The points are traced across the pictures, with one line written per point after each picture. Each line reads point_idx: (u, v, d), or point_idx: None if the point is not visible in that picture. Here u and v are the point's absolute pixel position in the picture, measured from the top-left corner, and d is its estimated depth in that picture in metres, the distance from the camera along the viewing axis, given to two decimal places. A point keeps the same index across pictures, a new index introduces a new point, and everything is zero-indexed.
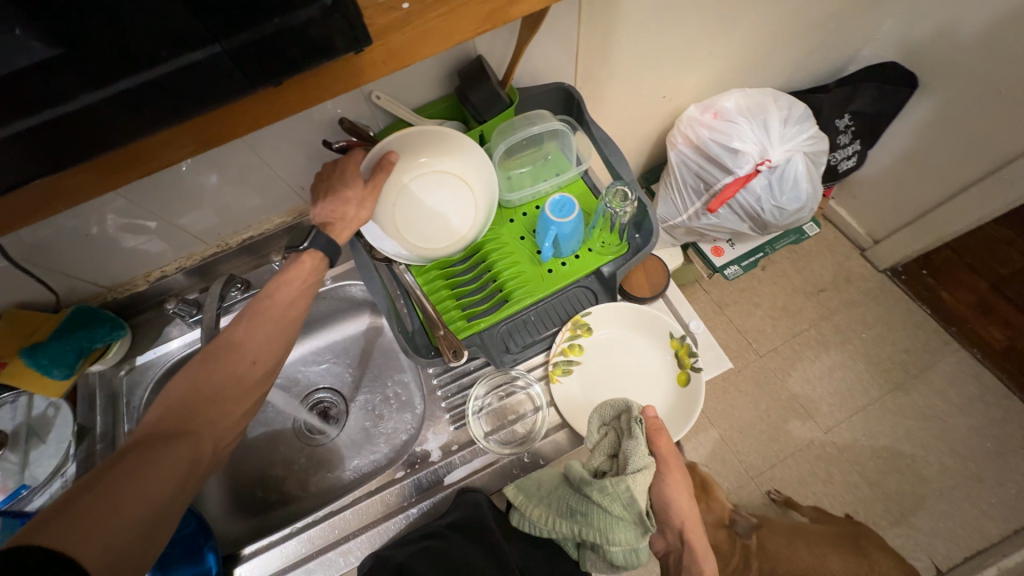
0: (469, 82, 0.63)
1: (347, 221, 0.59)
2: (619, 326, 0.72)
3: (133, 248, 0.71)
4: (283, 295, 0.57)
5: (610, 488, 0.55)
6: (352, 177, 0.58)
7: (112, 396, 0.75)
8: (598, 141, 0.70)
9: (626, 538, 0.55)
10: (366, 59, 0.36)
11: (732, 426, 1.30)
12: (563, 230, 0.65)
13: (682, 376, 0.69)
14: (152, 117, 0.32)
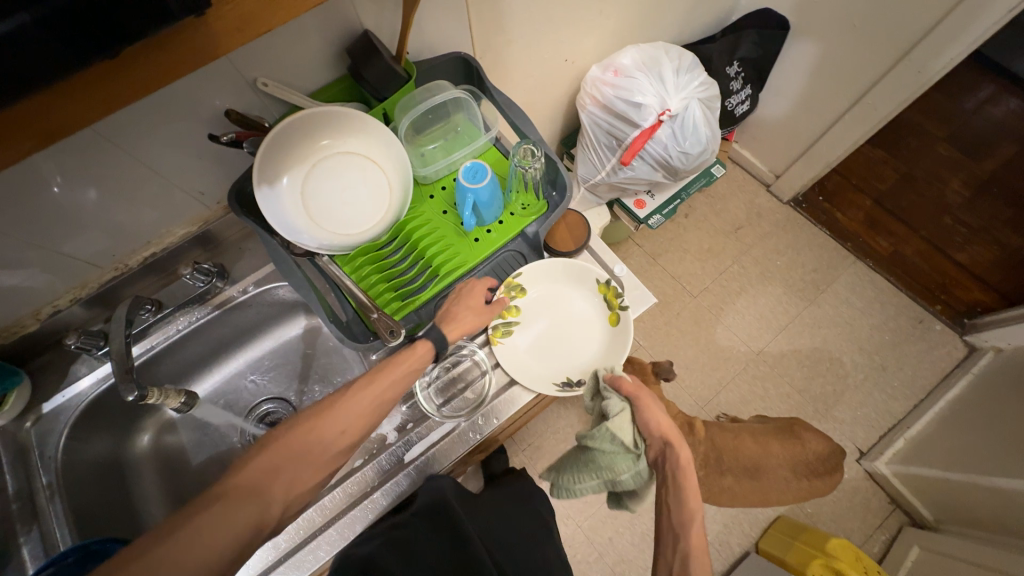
0: (360, 57, 0.61)
1: (456, 323, 0.65)
2: (550, 280, 0.76)
3: (10, 286, 0.63)
4: (395, 374, 0.59)
5: (596, 432, 0.62)
6: (482, 294, 0.68)
7: (20, 452, 0.67)
8: (502, 105, 0.71)
9: (628, 465, 0.61)
10: (216, 28, 0.31)
11: (678, 363, 1.40)
12: (480, 197, 0.66)
13: (614, 317, 0.74)
14: None
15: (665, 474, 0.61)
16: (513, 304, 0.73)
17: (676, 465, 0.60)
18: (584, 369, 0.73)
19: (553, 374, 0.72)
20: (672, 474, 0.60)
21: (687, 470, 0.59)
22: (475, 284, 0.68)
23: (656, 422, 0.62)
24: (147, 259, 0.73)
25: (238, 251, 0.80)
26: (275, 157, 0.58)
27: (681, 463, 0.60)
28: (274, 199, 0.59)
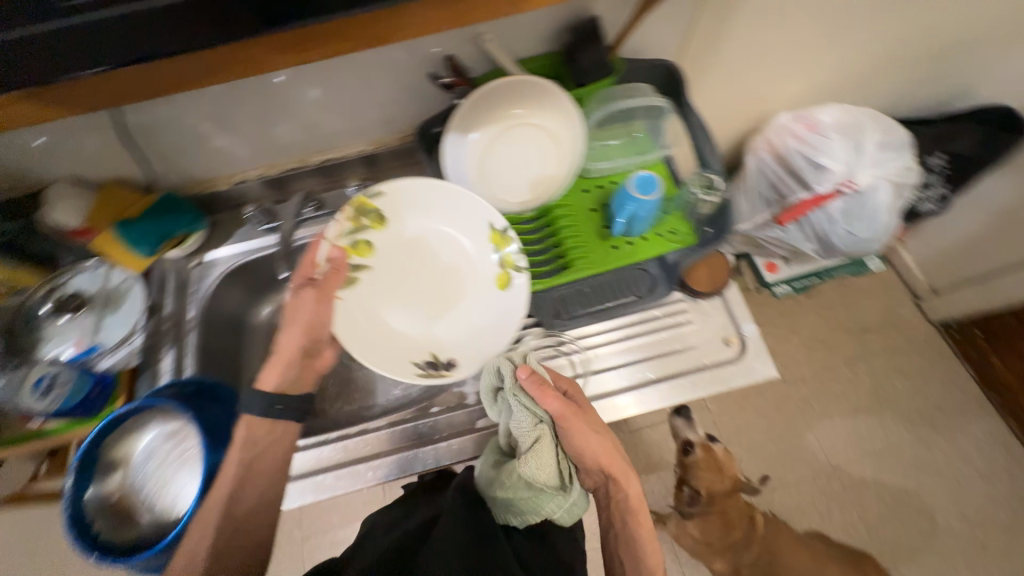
0: (580, 42, 0.63)
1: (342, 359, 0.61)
2: (443, 210, 0.66)
3: (224, 148, 0.74)
4: (267, 454, 0.58)
5: (508, 482, 0.58)
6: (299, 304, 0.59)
7: (182, 282, 0.78)
8: (695, 125, 0.69)
9: (555, 503, 0.58)
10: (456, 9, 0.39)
11: (742, 443, 1.29)
12: (639, 209, 0.63)
13: (501, 278, 0.65)
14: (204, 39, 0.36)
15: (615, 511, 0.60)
16: (364, 236, 0.63)
17: (627, 503, 0.59)
18: (462, 349, 0.65)
19: (413, 348, 0.64)
20: (623, 514, 0.59)
21: (640, 509, 0.59)
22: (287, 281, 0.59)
23: (591, 454, 0.57)
24: (325, 161, 0.81)
25: (395, 180, 0.85)
26: (476, 110, 0.60)
27: (630, 497, 0.59)
28: (457, 147, 0.62)
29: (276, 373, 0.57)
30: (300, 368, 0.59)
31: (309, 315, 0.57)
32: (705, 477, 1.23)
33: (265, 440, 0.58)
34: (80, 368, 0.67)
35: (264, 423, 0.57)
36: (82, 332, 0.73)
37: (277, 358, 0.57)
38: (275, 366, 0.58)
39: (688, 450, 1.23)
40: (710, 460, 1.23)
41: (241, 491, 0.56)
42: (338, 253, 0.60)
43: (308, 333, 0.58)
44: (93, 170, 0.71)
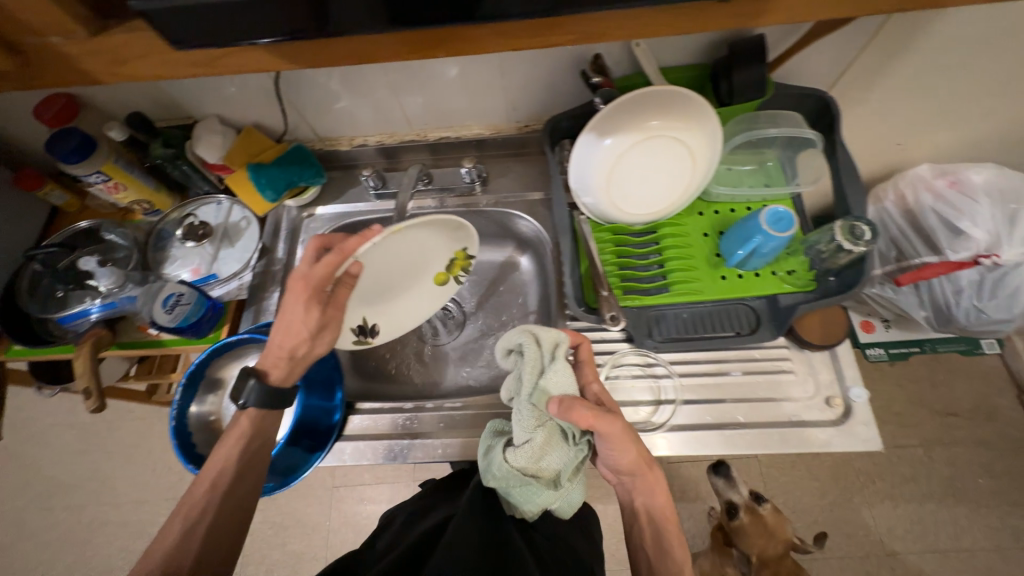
0: (741, 57, 0.58)
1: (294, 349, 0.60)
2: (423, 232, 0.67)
3: (354, 111, 0.77)
4: (247, 424, 0.60)
5: (500, 472, 0.56)
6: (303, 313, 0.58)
7: (293, 230, 0.83)
8: (840, 166, 0.64)
9: (544, 500, 0.57)
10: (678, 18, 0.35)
11: (788, 504, 1.22)
12: (767, 243, 0.60)
13: (440, 277, 0.72)
14: (344, 22, 0.31)
15: (642, 513, 0.57)
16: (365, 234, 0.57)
17: (655, 507, 0.57)
18: (388, 319, 0.71)
19: (350, 316, 0.67)
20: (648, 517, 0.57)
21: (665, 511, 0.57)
22: (294, 281, 0.56)
23: (619, 455, 0.54)
24: (440, 139, 0.83)
25: (503, 168, 0.85)
26: (621, 116, 0.59)
27: (657, 500, 0.57)
28: (591, 149, 0.61)
29: (292, 373, 0.62)
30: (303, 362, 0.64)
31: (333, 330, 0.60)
32: (756, 545, 0.97)
33: (262, 430, 0.61)
34: (201, 292, 0.71)
35: (263, 411, 0.60)
36: (201, 259, 0.77)
37: (292, 361, 0.61)
38: (282, 366, 0.61)
39: (729, 512, 0.98)
40: (759, 527, 0.96)
41: (235, 453, 0.58)
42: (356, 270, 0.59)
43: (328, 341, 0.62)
44: (236, 113, 0.76)
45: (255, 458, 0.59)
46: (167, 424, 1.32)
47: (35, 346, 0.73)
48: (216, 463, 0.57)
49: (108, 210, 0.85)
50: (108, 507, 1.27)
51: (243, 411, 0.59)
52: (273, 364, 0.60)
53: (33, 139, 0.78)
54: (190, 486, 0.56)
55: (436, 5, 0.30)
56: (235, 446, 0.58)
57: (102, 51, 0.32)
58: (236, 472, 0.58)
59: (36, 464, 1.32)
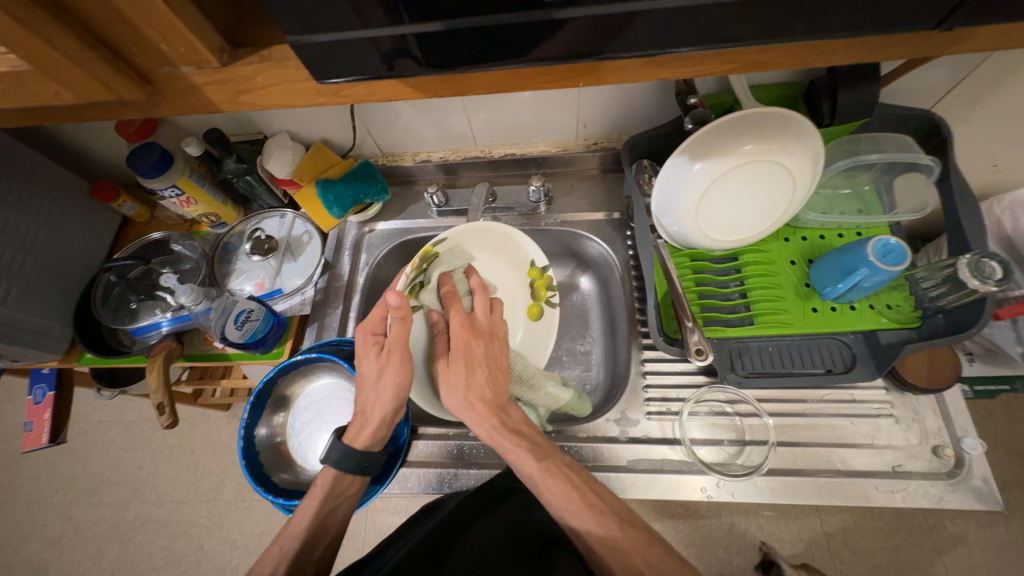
0: (852, 76, 0.54)
1: (363, 423, 0.57)
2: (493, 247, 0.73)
3: (419, 128, 0.75)
4: (335, 483, 0.56)
5: None
6: (366, 356, 0.56)
7: (356, 245, 0.83)
8: (953, 194, 0.59)
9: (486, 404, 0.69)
10: (810, 51, 0.32)
11: (850, 543, 0.95)
12: (873, 275, 0.55)
13: (534, 309, 0.72)
14: (459, 60, 0.30)
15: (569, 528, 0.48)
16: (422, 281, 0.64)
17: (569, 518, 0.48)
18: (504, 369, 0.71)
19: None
20: (604, 545, 0.46)
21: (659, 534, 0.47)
22: (357, 326, 0.57)
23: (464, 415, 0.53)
24: (504, 155, 0.80)
25: (567, 186, 0.82)
26: (716, 140, 0.55)
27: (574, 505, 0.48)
28: (680, 173, 0.58)
29: (367, 434, 0.57)
30: (387, 424, 0.58)
31: (398, 375, 0.55)
32: None
33: (346, 492, 0.57)
34: (267, 307, 0.72)
35: (348, 476, 0.57)
36: (265, 274, 0.77)
37: (366, 416, 0.57)
38: (362, 427, 0.57)
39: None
40: None
41: (327, 514, 0.55)
42: (398, 300, 0.52)
43: (398, 394, 0.56)
44: (305, 129, 0.75)
45: (338, 518, 0.55)
46: (207, 427, 1.33)
47: (109, 356, 0.73)
48: (302, 521, 0.53)
49: (176, 221, 0.87)
50: (148, 506, 1.26)
51: (324, 466, 0.56)
52: (354, 422, 0.57)
53: (111, 150, 0.80)
54: (272, 542, 0.52)
55: (559, 39, 0.28)
56: (322, 506, 0.54)
57: (229, 80, 0.33)
58: (317, 528, 0.53)
59: (82, 460, 1.33)
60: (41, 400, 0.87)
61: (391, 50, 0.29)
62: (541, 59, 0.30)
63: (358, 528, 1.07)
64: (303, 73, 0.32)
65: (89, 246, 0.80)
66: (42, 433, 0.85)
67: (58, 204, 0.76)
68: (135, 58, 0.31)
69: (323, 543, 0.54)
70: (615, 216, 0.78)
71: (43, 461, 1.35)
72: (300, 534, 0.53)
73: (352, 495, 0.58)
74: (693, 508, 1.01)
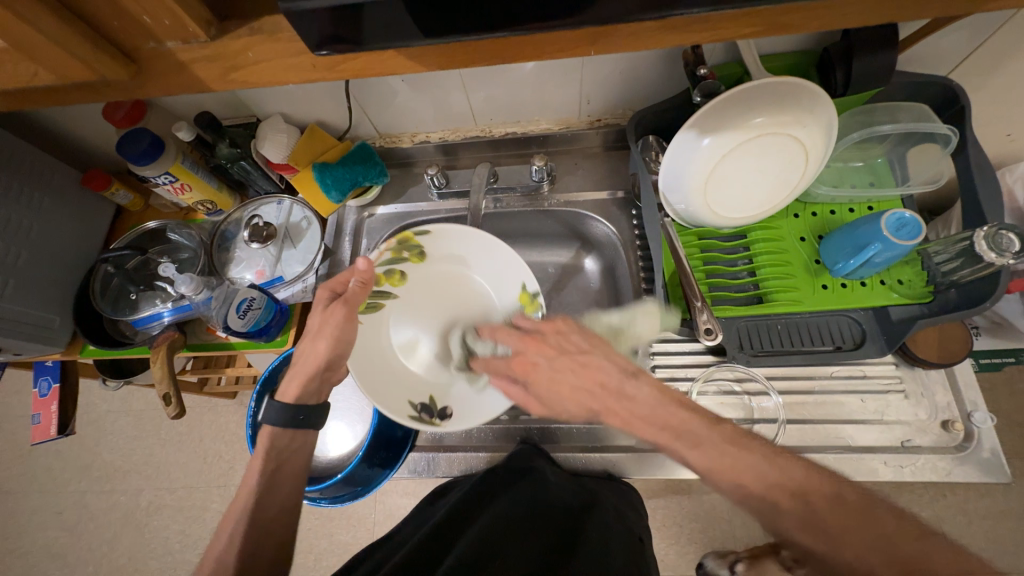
0: (870, 42, 0.51)
1: (292, 377, 0.57)
2: (484, 264, 0.69)
3: (416, 108, 0.72)
4: (265, 440, 0.55)
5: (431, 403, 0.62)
6: (315, 313, 0.57)
7: (357, 231, 0.82)
8: (970, 166, 0.57)
9: None
10: (833, 11, 0.30)
11: None
12: (886, 250, 0.54)
13: (521, 338, 0.64)
14: (458, 28, 0.28)
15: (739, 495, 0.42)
16: (399, 268, 0.65)
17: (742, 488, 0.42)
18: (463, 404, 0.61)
19: (416, 389, 0.62)
20: (808, 525, 0.38)
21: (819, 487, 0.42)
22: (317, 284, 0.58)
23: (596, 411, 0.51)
24: (506, 134, 0.78)
25: (571, 165, 0.80)
26: (727, 112, 0.53)
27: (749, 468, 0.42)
28: (688, 149, 0.56)
29: (297, 387, 0.57)
30: (321, 380, 0.58)
31: (337, 330, 0.56)
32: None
33: (290, 447, 0.56)
34: (269, 295, 0.71)
35: (287, 432, 0.55)
36: (264, 261, 0.75)
37: (296, 369, 0.57)
38: (292, 379, 0.57)
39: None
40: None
41: (277, 473, 0.53)
42: (366, 267, 0.56)
43: (336, 347, 0.57)
44: (299, 111, 0.73)
45: (287, 475, 0.54)
46: (214, 415, 1.33)
47: (112, 348, 0.73)
48: (252, 480, 0.53)
49: (170, 209, 0.85)
50: (161, 492, 1.28)
51: (263, 424, 0.56)
52: (285, 376, 0.57)
53: (100, 137, 0.77)
54: (226, 510, 0.52)
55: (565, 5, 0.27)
56: (266, 464, 0.54)
57: (220, 56, 0.31)
58: (265, 486, 0.52)
59: (92, 448, 1.34)
60: (47, 393, 0.86)
61: (389, 20, 0.27)
62: (548, 27, 0.28)
63: (369, 509, 1.09)
64: (297, 46, 0.31)
65: (84, 237, 0.78)
66: (50, 425, 0.86)
67: (50, 194, 0.74)
68: (117, 33, 0.29)
69: (280, 501, 0.53)
70: (619, 195, 0.77)
71: (54, 451, 1.36)
72: (251, 493, 0.52)
73: (299, 449, 0.56)
74: (698, 484, 1.02)
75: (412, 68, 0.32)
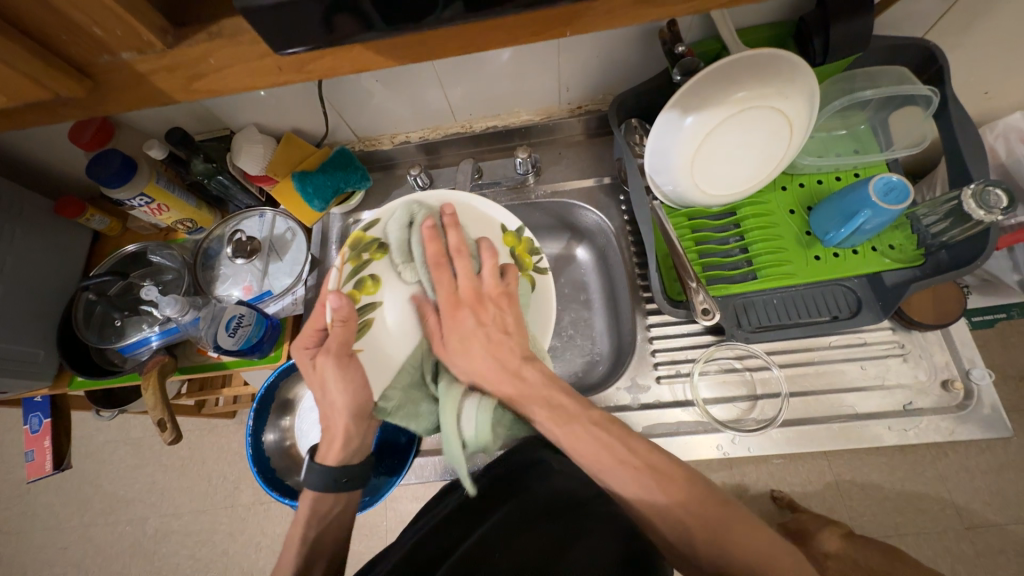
0: (845, 7, 0.51)
1: (332, 443, 0.55)
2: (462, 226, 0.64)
3: (392, 108, 0.71)
4: (309, 508, 0.55)
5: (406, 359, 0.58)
6: (312, 375, 0.54)
7: (344, 237, 0.81)
8: (954, 125, 0.57)
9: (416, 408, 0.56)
10: None
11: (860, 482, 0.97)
12: (875, 216, 0.54)
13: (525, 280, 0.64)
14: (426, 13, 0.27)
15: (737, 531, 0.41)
16: (370, 273, 0.57)
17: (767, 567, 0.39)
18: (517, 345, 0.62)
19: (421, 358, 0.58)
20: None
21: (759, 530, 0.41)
22: (291, 348, 0.55)
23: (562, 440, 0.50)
24: (486, 129, 0.77)
25: (555, 155, 0.79)
26: (709, 91, 0.53)
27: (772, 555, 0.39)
28: (672, 130, 0.56)
29: (337, 448, 0.55)
30: (359, 437, 0.56)
31: (343, 380, 0.53)
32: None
33: (332, 510, 0.56)
34: (259, 311, 0.69)
35: (327, 497, 0.55)
36: (252, 277, 0.73)
37: (332, 432, 0.55)
38: (332, 442, 0.55)
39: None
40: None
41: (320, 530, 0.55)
42: (340, 303, 0.51)
43: (353, 396, 0.54)
44: (272, 120, 0.71)
45: (324, 546, 0.54)
46: (215, 436, 1.31)
47: (101, 378, 0.70)
48: (292, 550, 0.53)
49: (150, 230, 0.83)
50: (167, 518, 1.26)
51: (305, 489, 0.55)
52: (324, 439, 0.56)
53: (69, 163, 0.75)
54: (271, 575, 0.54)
55: None
56: (308, 531, 0.54)
57: (179, 64, 0.30)
58: (305, 555, 0.53)
59: (93, 481, 1.32)
60: (39, 429, 0.84)
61: (347, 12, 0.26)
62: (513, 9, 0.27)
63: (380, 517, 1.08)
64: (260, 48, 0.30)
65: (62, 267, 0.76)
66: (44, 462, 0.84)
67: (23, 226, 0.71)
68: (70, 48, 0.28)
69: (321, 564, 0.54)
70: (606, 181, 0.76)
71: (54, 487, 1.33)
72: (292, 561, 0.53)
73: (342, 510, 0.56)
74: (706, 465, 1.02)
75: (383, 59, 0.31)
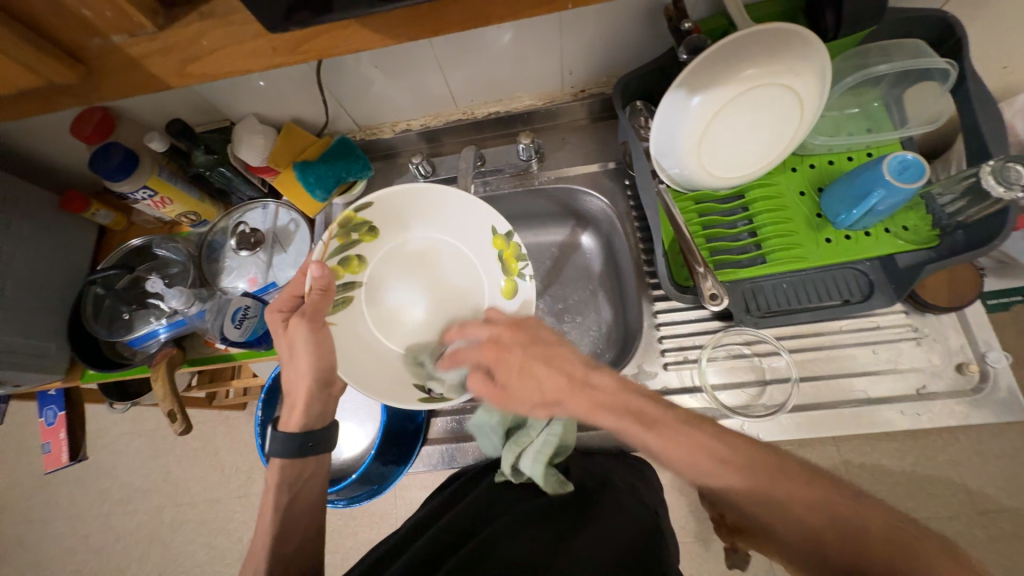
0: None
1: (292, 411, 0.56)
2: (451, 221, 0.65)
3: (392, 95, 0.70)
4: (275, 475, 0.54)
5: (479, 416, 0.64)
6: (282, 341, 0.55)
7: None
8: (970, 100, 0.55)
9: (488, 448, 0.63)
10: None
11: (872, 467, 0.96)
12: (889, 196, 0.52)
13: (508, 287, 0.63)
14: None
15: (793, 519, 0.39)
16: (355, 252, 0.61)
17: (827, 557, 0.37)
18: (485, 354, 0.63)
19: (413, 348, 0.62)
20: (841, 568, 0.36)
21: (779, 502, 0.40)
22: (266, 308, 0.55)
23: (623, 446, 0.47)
24: (488, 115, 0.76)
25: (558, 141, 0.77)
26: (717, 69, 0.51)
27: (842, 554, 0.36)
28: (679, 110, 0.54)
29: (299, 413, 0.55)
30: (321, 402, 0.57)
31: (311, 345, 0.54)
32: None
33: (302, 478, 0.55)
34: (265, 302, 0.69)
35: (296, 463, 0.54)
36: (256, 269, 0.73)
37: (292, 400, 0.56)
38: (293, 408, 0.56)
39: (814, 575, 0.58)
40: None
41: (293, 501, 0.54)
42: (320, 272, 0.53)
43: (318, 360, 0.54)
44: (272, 110, 0.71)
45: (298, 514, 0.54)
46: (227, 428, 1.33)
47: (111, 370, 0.71)
48: (266, 519, 0.52)
49: (154, 224, 0.84)
50: (183, 508, 1.29)
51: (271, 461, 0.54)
52: (285, 407, 0.56)
53: (74, 157, 0.76)
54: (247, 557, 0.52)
55: None
56: (278, 498, 0.53)
57: (172, 46, 0.31)
58: (281, 521, 0.52)
59: (110, 472, 1.35)
60: (54, 421, 0.86)
61: None
62: None
63: (390, 505, 1.09)
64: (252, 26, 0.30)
65: (71, 261, 0.77)
66: (61, 453, 0.85)
67: (31, 220, 0.72)
68: (60, 32, 0.30)
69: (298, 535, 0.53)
70: (611, 166, 0.74)
71: (74, 478, 1.36)
72: (268, 531, 0.52)
73: (313, 475, 0.56)
74: None
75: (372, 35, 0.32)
